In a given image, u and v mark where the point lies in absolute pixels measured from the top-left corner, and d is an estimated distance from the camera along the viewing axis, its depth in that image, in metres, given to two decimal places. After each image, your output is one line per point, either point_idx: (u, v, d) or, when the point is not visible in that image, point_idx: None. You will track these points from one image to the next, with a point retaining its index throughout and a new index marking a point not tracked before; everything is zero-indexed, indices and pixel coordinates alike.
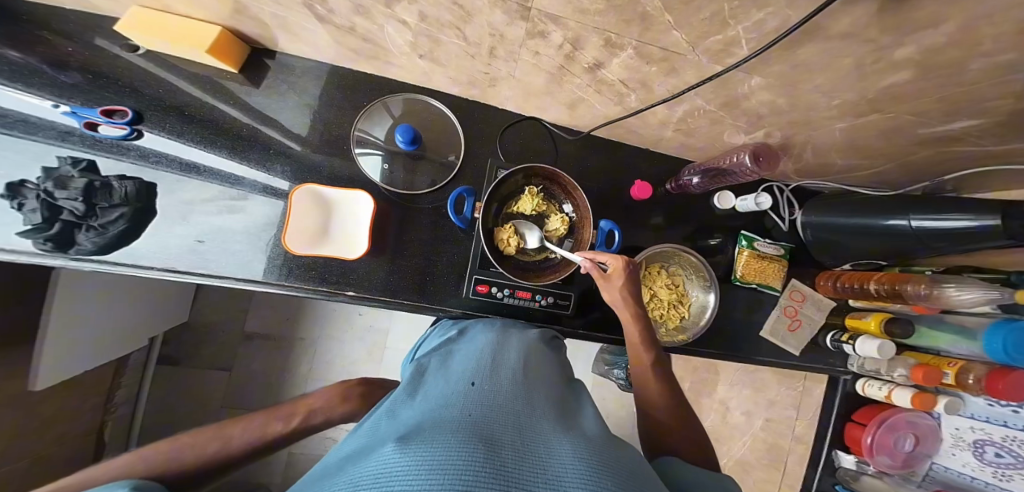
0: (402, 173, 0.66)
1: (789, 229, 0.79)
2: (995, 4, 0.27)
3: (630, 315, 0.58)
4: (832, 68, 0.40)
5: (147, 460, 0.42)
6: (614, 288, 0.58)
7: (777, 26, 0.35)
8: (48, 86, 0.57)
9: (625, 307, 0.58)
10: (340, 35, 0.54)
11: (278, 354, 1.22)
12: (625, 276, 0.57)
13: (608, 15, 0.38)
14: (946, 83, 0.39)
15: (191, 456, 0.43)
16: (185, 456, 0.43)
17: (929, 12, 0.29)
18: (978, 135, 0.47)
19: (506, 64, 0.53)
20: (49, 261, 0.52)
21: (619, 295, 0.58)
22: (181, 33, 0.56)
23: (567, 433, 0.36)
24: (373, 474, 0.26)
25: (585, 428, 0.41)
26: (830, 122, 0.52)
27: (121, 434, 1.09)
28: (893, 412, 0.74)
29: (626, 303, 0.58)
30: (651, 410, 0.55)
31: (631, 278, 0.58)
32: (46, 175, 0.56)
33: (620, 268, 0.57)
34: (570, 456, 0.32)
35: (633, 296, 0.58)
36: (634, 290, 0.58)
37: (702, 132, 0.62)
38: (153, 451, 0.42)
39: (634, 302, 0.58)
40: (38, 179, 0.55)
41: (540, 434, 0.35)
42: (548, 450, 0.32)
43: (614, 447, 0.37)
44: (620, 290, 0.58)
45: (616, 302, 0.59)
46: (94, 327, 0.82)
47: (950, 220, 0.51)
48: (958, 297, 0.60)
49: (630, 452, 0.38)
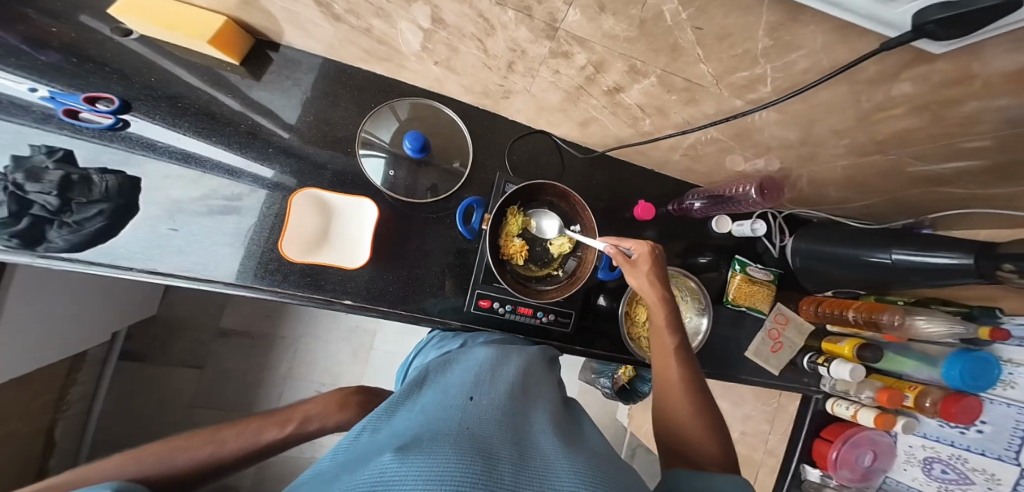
0: (405, 180, 0.64)
1: (779, 254, 0.82)
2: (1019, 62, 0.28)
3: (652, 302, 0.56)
4: (845, 109, 0.41)
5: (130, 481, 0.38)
6: (640, 273, 0.56)
7: (806, 69, 0.35)
8: (25, 68, 0.52)
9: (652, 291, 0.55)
10: (353, 34, 0.52)
11: (253, 354, 1.16)
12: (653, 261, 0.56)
13: (638, 43, 0.38)
14: (951, 130, 0.41)
15: (183, 459, 0.40)
16: (176, 459, 0.40)
17: (952, 64, 0.30)
18: (965, 179, 0.50)
19: (524, 78, 0.52)
20: (15, 257, 0.47)
21: (643, 281, 0.56)
22: (183, 20, 0.53)
23: (572, 456, 0.35)
24: (370, 483, 0.25)
25: (587, 446, 0.40)
26: (834, 159, 0.55)
27: (73, 433, 1.02)
28: (858, 429, 0.78)
29: (653, 288, 0.55)
30: (668, 395, 0.51)
31: (657, 263, 0.56)
32: (16, 164, 0.51)
33: (646, 253, 0.56)
34: (569, 475, 0.31)
35: (662, 281, 0.55)
36: (662, 275, 0.56)
37: (708, 158, 0.63)
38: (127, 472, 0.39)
39: (662, 287, 0.55)
40: (5, 169, 0.50)
41: (539, 452, 0.34)
42: (555, 474, 0.31)
43: (617, 472, 0.36)
44: (646, 275, 0.55)
45: (640, 287, 0.56)
46: (46, 318, 0.75)
47: (930, 258, 0.53)
48: (926, 329, 0.66)
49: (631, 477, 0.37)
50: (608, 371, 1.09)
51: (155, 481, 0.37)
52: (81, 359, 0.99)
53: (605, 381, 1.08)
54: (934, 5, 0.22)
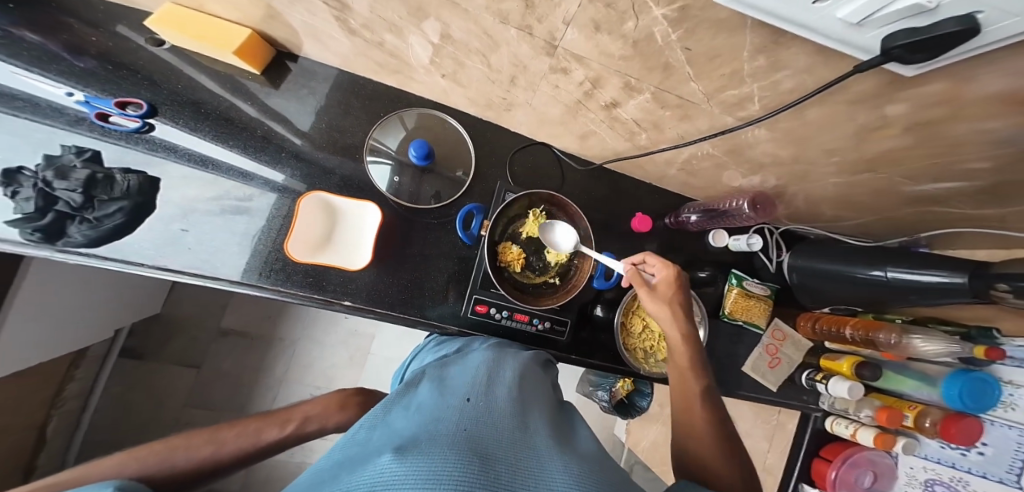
0: (409, 186, 0.66)
1: (776, 270, 0.83)
2: (995, 85, 0.30)
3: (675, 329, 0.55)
4: (832, 128, 0.43)
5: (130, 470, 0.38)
6: (660, 299, 0.57)
7: (790, 88, 0.37)
8: (66, 73, 0.58)
9: (670, 319, 0.56)
10: (367, 48, 0.55)
11: (251, 355, 1.17)
12: (676, 290, 0.58)
13: (632, 61, 0.40)
14: (935, 150, 0.42)
15: (183, 457, 0.41)
16: (177, 459, 0.40)
17: (929, 84, 0.32)
18: (953, 198, 0.51)
19: (526, 92, 0.54)
20: (34, 251, 0.50)
21: (662, 307, 0.57)
22: (209, 33, 0.58)
23: (567, 457, 0.35)
24: (369, 485, 0.26)
25: (583, 449, 0.40)
26: (824, 177, 0.56)
27: (66, 430, 1.02)
28: (858, 450, 0.76)
29: (673, 318, 0.56)
30: (689, 434, 0.48)
31: (678, 294, 0.57)
32: (48, 163, 0.55)
33: (668, 280, 0.58)
34: (562, 475, 0.32)
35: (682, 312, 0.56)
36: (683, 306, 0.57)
37: (704, 173, 0.65)
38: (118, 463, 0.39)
39: (681, 317, 0.56)
40: (38, 167, 0.55)
41: (535, 452, 0.35)
42: (550, 476, 0.31)
43: (612, 473, 0.36)
44: (667, 303, 0.57)
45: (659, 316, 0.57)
46: (55, 311, 0.77)
47: (925, 275, 0.54)
48: (922, 348, 0.66)
49: (627, 479, 0.37)
50: (606, 384, 1.07)
51: (156, 479, 0.38)
52: (83, 355, 1.00)
53: (604, 394, 1.07)
54: (901, 30, 0.24)
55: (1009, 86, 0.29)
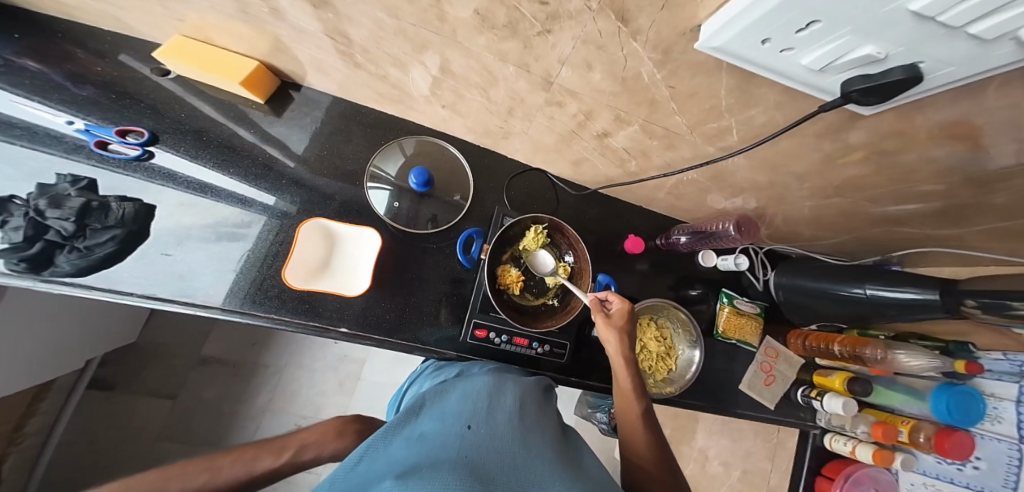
0: (407, 211, 0.68)
1: (764, 288, 0.85)
2: (944, 120, 0.33)
3: (625, 359, 0.55)
4: (806, 157, 0.47)
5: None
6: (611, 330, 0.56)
7: (766, 122, 0.40)
8: (67, 102, 0.60)
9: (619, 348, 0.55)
10: (371, 80, 0.58)
11: (236, 383, 1.13)
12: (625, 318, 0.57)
13: (621, 97, 0.43)
14: (899, 178, 0.46)
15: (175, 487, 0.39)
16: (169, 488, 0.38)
17: (888, 119, 0.35)
18: (920, 221, 0.55)
19: (521, 122, 0.57)
20: (18, 281, 0.49)
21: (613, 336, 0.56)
22: (218, 63, 0.60)
23: (570, 483, 0.35)
24: None
25: (585, 473, 0.40)
26: (802, 201, 0.60)
27: (22, 469, 0.96)
28: (858, 466, 0.77)
29: (622, 350, 0.55)
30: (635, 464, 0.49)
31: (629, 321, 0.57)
32: (40, 191, 0.55)
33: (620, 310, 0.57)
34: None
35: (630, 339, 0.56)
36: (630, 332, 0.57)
37: (691, 196, 0.68)
38: None
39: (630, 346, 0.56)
40: (30, 195, 0.54)
41: (538, 479, 0.35)
42: None
43: None
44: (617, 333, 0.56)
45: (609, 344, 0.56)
46: (25, 338, 0.75)
47: (900, 293, 0.57)
48: (907, 363, 0.68)
49: None
50: (604, 405, 1.08)
51: None
52: (47, 389, 0.97)
53: (603, 416, 1.08)
54: (855, 77, 0.27)
55: (958, 120, 0.33)
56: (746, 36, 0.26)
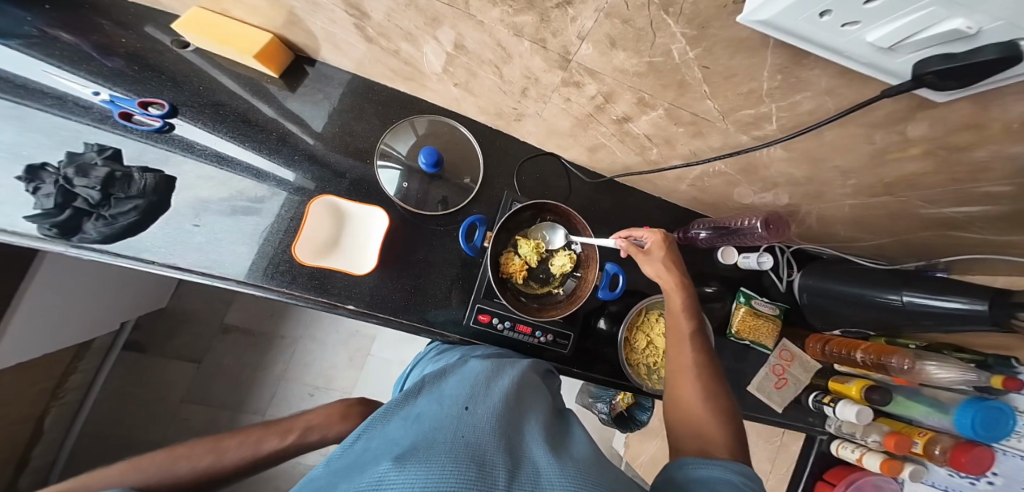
0: (417, 192, 0.66)
1: (786, 289, 0.81)
2: (1020, 114, 0.29)
3: (672, 283, 0.56)
4: (850, 149, 0.42)
5: (140, 468, 0.39)
6: (651, 261, 0.58)
7: (811, 109, 0.36)
8: (94, 73, 0.60)
9: (669, 277, 0.57)
10: (382, 55, 0.55)
11: (255, 352, 1.18)
12: (665, 249, 0.58)
13: (647, 78, 0.40)
14: (957, 176, 0.41)
15: (185, 467, 0.40)
16: (177, 469, 0.40)
17: (958, 109, 0.30)
18: (972, 226, 0.50)
19: (537, 104, 0.54)
20: (50, 246, 0.50)
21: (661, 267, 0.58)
22: (232, 35, 0.58)
23: (564, 462, 0.34)
24: None
25: (579, 453, 0.39)
26: (841, 198, 0.55)
27: (64, 421, 1.03)
28: (862, 474, 0.74)
29: (668, 275, 0.57)
30: (678, 378, 0.51)
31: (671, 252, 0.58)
32: (69, 159, 0.56)
33: (658, 241, 0.58)
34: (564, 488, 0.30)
35: (676, 266, 0.57)
36: (676, 263, 0.58)
37: (716, 189, 0.64)
38: (109, 470, 0.39)
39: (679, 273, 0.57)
40: (60, 163, 0.56)
41: (531, 460, 0.34)
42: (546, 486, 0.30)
43: (609, 477, 0.35)
44: (658, 261, 0.58)
45: (660, 275, 0.58)
46: (62, 303, 0.79)
47: (945, 301, 0.52)
48: (936, 374, 0.64)
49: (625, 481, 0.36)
50: (607, 396, 1.07)
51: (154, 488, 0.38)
52: (86, 348, 1.02)
53: (604, 406, 1.07)
54: (932, 56, 0.23)
55: None
56: (800, 11, 0.22)
